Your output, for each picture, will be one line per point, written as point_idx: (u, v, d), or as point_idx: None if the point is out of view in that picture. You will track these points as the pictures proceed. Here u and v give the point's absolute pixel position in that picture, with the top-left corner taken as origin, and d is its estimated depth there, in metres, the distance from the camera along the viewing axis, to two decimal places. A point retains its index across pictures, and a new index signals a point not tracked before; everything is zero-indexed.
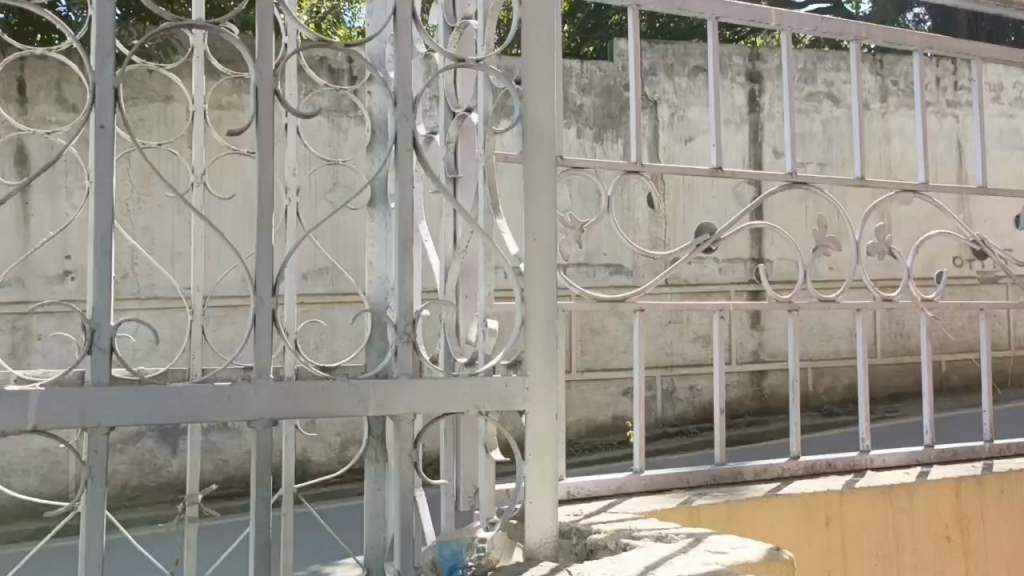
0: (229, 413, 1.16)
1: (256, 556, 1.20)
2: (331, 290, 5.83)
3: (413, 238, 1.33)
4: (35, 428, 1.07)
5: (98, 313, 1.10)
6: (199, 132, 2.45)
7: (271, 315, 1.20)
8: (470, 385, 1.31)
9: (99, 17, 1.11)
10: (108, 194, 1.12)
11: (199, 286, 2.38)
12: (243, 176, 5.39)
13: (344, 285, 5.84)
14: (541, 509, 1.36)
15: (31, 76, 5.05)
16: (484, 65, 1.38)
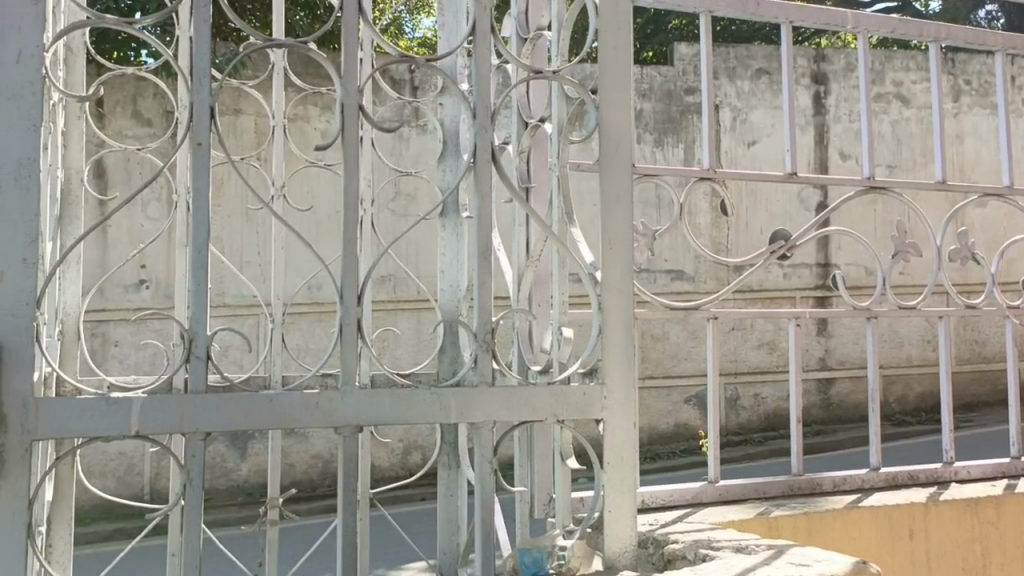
0: (317, 419, 1.19)
1: (343, 556, 1.23)
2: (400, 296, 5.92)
3: (490, 247, 1.34)
4: (137, 434, 1.09)
5: (195, 322, 1.14)
6: (278, 144, 2.53)
7: (355, 324, 1.24)
8: (548, 392, 1.32)
9: (197, 39, 1.17)
10: (205, 208, 1.16)
11: (278, 293, 2.45)
12: (310, 187, 5.51)
13: (410, 292, 5.93)
14: (619, 518, 1.36)
15: (109, 93, 5.25)
16: (560, 76, 1.39)
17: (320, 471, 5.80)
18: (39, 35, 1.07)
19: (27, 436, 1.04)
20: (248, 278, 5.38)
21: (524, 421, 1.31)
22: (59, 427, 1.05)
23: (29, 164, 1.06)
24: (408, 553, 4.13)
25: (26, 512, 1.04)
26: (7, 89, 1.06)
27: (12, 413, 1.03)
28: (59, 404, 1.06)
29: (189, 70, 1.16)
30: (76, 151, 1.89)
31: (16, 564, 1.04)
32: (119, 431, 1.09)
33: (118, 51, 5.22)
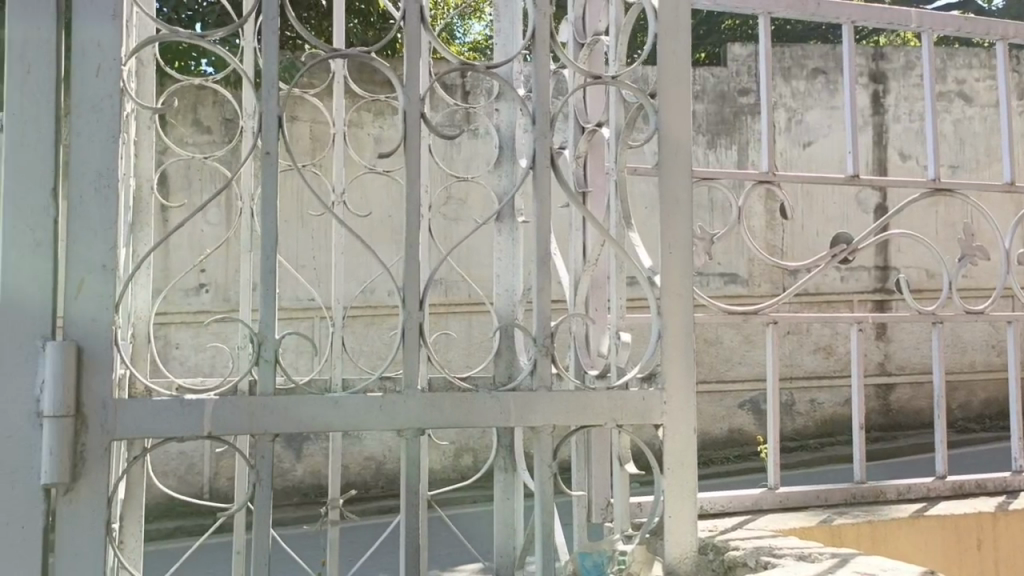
0: (380, 421, 1.22)
1: (405, 556, 1.25)
2: (464, 298, 5.98)
3: (549, 251, 1.35)
4: (209, 434, 1.13)
5: (264, 326, 1.17)
6: (338, 150, 2.58)
7: (417, 328, 1.26)
8: (608, 398, 1.32)
9: (266, 51, 1.20)
10: (274, 216, 1.19)
11: (339, 298, 2.50)
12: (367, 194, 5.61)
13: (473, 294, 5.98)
14: (681, 525, 1.34)
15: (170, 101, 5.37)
16: (619, 80, 1.39)
17: (373, 473, 5.88)
18: (119, 49, 1.11)
19: (106, 437, 1.07)
20: (306, 282, 5.47)
21: (583, 426, 1.32)
22: (135, 429, 1.09)
23: (108, 174, 1.10)
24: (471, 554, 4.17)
25: (105, 510, 1.08)
26: (88, 100, 1.10)
27: (92, 414, 1.07)
28: (134, 407, 1.09)
29: (260, 80, 1.20)
30: (146, 160, 1.96)
31: (95, 561, 1.07)
32: (191, 432, 1.12)
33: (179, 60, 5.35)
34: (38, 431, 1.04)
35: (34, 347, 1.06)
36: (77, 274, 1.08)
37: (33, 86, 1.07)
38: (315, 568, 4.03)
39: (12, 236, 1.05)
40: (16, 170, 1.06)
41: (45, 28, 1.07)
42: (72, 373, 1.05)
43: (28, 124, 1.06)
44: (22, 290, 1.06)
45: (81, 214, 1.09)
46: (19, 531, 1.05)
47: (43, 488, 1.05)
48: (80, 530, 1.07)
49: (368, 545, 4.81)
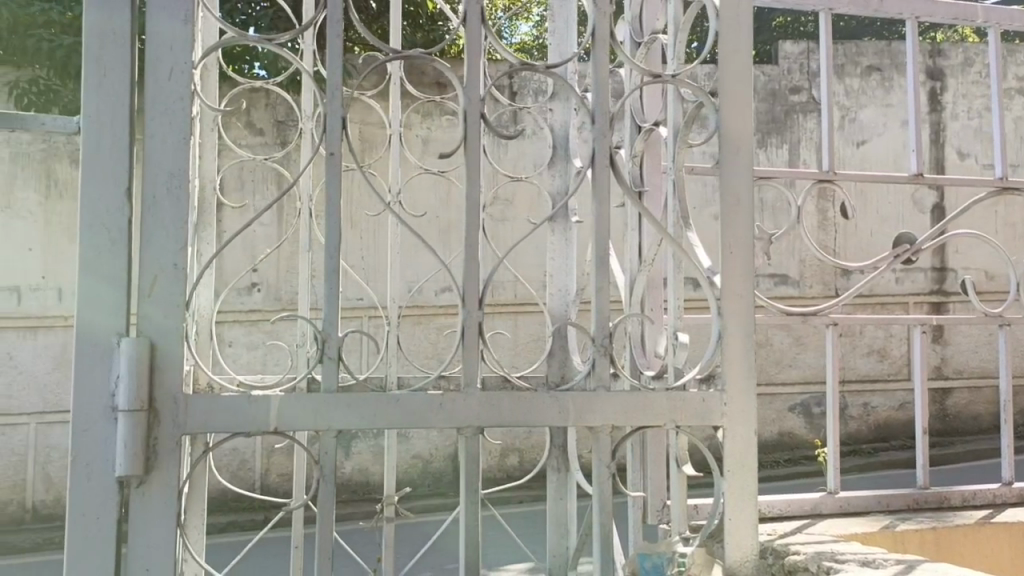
0: (441, 419, 1.23)
1: (465, 554, 1.26)
2: (514, 297, 6.01)
3: (609, 250, 1.34)
4: (275, 430, 1.15)
5: (327, 325, 1.19)
6: (395, 151, 2.61)
7: (476, 327, 1.27)
8: (667, 398, 1.31)
9: (330, 54, 1.22)
10: (337, 216, 1.21)
11: (395, 298, 2.53)
12: (424, 195, 5.69)
13: (525, 293, 6.00)
14: (741, 527, 1.33)
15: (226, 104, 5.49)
16: (680, 79, 1.38)
17: (420, 471, 5.92)
18: (189, 53, 1.14)
19: (177, 432, 1.10)
20: (370, 286, 5.55)
21: (642, 426, 1.31)
22: (205, 424, 1.12)
23: (179, 174, 1.13)
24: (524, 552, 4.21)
25: (177, 503, 1.10)
26: (161, 103, 1.13)
27: (164, 409, 1.10)
28: (204, 401, 1.12)
29: (325, 83, 1.22)
30: (209, 161, 2.00)
31: (167, 554, 1.10)
32: (258, 427, 1.14)
33: (234, 64, 5.46)
34: (113, 425, 1.07)
35: (110, 344, 1.09)
36: (150, 272, 1.11)
37: (109, 89, 1.10)
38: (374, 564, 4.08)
39: (89, 235, 1.09)
40: (93, 171, 1.09)
41: (121, 34, 1.11)
42: (145, 370, 1.08)
43: (104, 127, 1.09)
44: (98, 287, 1.09)
45: (155, 214, 1.12)
46: (94, 522, 1.08)
47: (117, 480, 1.08)
48: (152, 522, 1.09)
49: (423, 541, 4.87)
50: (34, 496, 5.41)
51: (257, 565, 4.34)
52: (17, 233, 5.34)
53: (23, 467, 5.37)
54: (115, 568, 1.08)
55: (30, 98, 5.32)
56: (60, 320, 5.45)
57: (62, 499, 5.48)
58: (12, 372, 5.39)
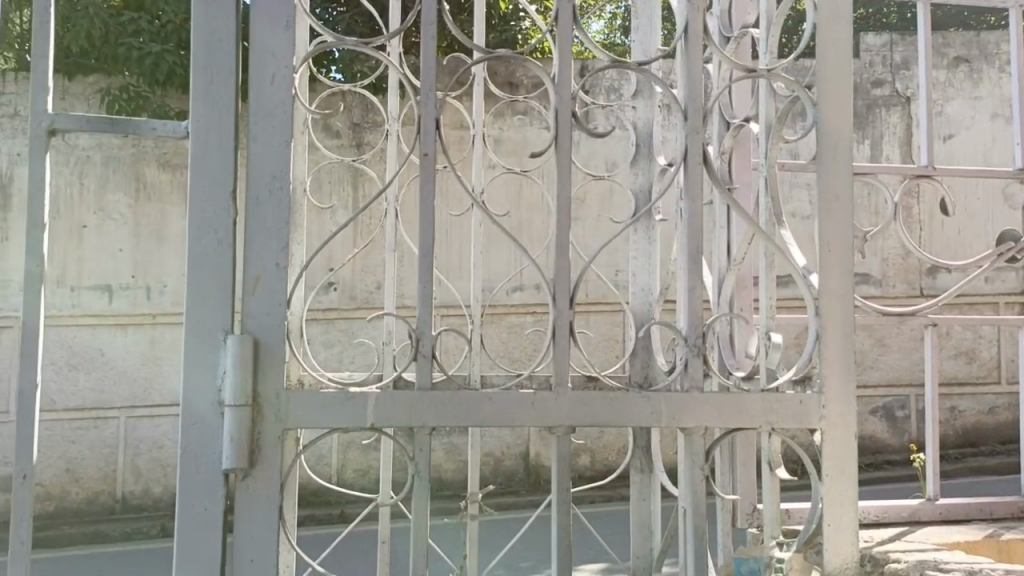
0: (534, 418, 1.23)
1: (558, 553, 1.26)
2: (588, 296, 5.98)
3: (702, 250, 1.32)
4: (372, 426, 1.17)
5: (422, 323, 1.20)
6: (478, 151, 2.63)
7: (568, 326, 1.27)
8: (763, 399, 1.28)
9: (424, 56, 1.24)
10: (430, 215, 1.22)
11: (478, 297, 2.55)
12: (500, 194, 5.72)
13: (599, 292, 5.97)
14: (840, 533, 1.29)
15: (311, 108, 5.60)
16: (776, 73, 1.34)
17: (492, 469, 5.96)
18: (290, 58, 1.17)
19: (279, 427, 1.13)
20: (451, 282, 5.61)
21: (738, 429, 1.29)
22: (306, 420, 1.14)
23: (281, 177, 1.16)
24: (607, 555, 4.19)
25: (279, 498, 1.13)
26: (263, 107, 1.16)
27: (267, 406, 1.13)
28: (304, 398, 1.14)
29: (419, 85, 1.23)
30: (302, 163, 2.05)
31: (269, 546, 1.13)
32: (356, 423, 1.16)
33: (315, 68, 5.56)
34: (220, 420, 1.11)
35: (217, 341, 1.12)
36: (253, 272, 1.14)
37: (215, 94, 1.13)
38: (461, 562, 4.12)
39: (197, 234, 1.12)
40: (200, 172, 1.13)
41: (227, 41, 1.14)
42: (250, 366, 1.11)
43: (211, 132, 1.13)
44: (205, 288, 1.12)
45: (258, 214, 1.15)
46: (202, 514, 1.11)
47: (224, 473, 1.11)
48: (257, 516, 1.13)
49: (507, 540, 4.88)
50: (124, 487, 5.64)
51: (345, 561, 4.40)
52: (108, 234, 5.57)
53: (113, 458, 5.61)
54: (222, 561, 1.12)
55: (121, 105, 5.54)
56: (149, 318, 5.66)
57: (150, 491, 5.69)
58: (104, 367, 5.61)
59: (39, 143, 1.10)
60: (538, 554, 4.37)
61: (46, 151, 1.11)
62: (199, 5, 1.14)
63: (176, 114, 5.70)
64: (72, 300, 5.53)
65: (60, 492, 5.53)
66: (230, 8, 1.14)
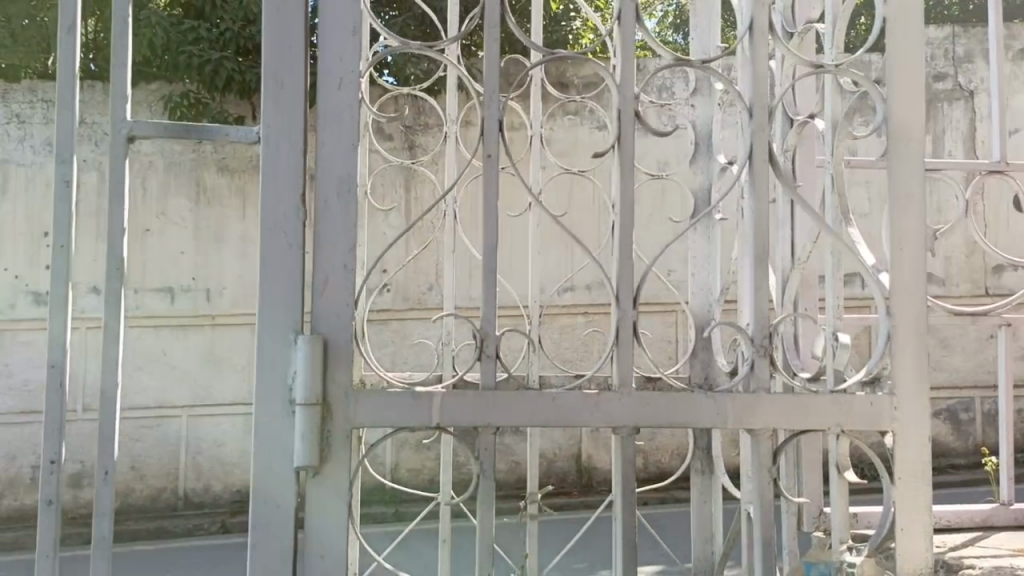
0: (598, 418, 1.22)
1: (623, 552, 1.25)
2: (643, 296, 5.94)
3: (769, 250, 1.29)
4: (438, 425, 1.18)
5: (485, 323, 1.21)
6: (536, 152, 2.64)
7: (631, 325, 1.26)
8: (832, 401, 1.26)
9: (487, 59, 1.24)
10: (495, 215, 1.23)
11: (536, 296, 2.55)
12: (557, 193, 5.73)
13: (653, 292, 5.92)
14: (913, 537, 1.26)
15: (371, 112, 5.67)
16: (845, 69, 1.31)
17: (544, 470, 5.96)
18: (358, 62, 1.18)
19: (348, 425, 1.15)
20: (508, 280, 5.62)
21: (808, 431, 1.27)
22: (372, 419, 1.16)
23: (348, 180, 1.17)
24: (669, 557, 4.17)
25: (348, 495, 1.15)
26: (331, 112, 1.18)
27: (336, 405, 1.15)
28: (372, 398, 1.16)
29: (483, 88, 1.24)
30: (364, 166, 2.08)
31: (340, 541, 1.15)
32: (422, 423, 1.17)
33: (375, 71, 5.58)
34: (291, 419, 1.13)
35: (287, 340, 1.14)
36: (322, 274, 1.16)
37: (284, 100, 1.15)
38: (522, 560, 4.11)
39: (269, 235, 1.15)
40: (272, 176, 1.15)
41: (296, 48, 1.16)
42: (320, 365, 1.13)
43: (280, 138, 1.15)
44: (276, 289, 1.15)
45: (327, 217, 1.17)
46: (275, 511, 1.13)
47: (295, 471, 1.14)
48: (327, 514, 1.15)
49: (569, 540, 4.89)
50: (186, 484, 5.79)
51: (406, 559, 4.44)
52: (170, 237, 5.71)
53: (176, 457, 5.77)
54: (293, 558, 1.14)
55: (182, 110, 5.67)
56: (209, 319, 5.78)
57: (211, 488, 5.83)
58: (166, 367, 5.75)
59: (119, 150, 1.13)
60: (601, 556, 4.37)
61: (126, 157, 1.14)
62: (268, 10, 1.16)
63: (234, 119, 5.83)
64: (136, 301, 5.68)
65: (125, 489, 5.71)
66: (299, 15, 1.16)
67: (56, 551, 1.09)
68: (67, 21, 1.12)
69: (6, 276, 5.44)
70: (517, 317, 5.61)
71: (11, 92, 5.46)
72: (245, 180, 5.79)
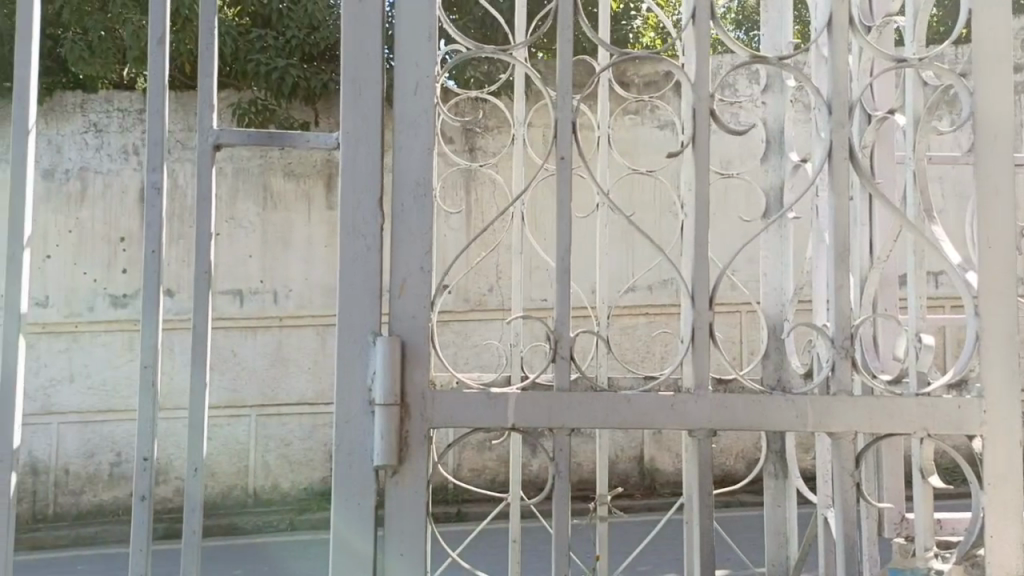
0: (673, 420, 1.21)
1: (701, 556, 1.24)
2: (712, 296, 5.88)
3: (850, 249, 1.26)
4: (513, 426, 1.18)
5: (559, 324, 1.21)
6: (603, 152, 2.62)
7: (707, 326, 1.24)
8: (918, 404, 1.22)
9: (561, 59, 1.24)
10: (568, 216, 1.23)
11: (604, 297, 2.55)
12: (626, 193, 5.70)
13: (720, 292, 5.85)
14: (1003, 545, 1.21)
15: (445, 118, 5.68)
16: (930, 62, 1.26)
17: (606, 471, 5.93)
18: (433, 67, 1.20)
19: (424, 425, 1.17)
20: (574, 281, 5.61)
21: (891, 435, 1.23)
22: (450, 419, 1.17)
23: (424, 184, 1.19)
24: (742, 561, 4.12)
25: (425, 494, 1.17)
26: (407, 117, 1.19)
27: (413, 405, 1.16)
28: (446, 398, 1.17)
29: (556, 90, 1.24)
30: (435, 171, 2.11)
31: (418, 539, 1.17)
32: (498, 424, 1.18)
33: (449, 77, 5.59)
34: (370, 418, 1.15)
35: (366, 341, 1.16)
36: (399, 278, 1.18)
37: (362, 106, 1.17)
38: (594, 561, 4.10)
39: (349, 239, 1.17)
40: (351, 181, 1.17)
41: (372, 53, 1.18)
42: (398, 366, 1.15)
43: (357, 142, 1.17)
44: (355, 292, 1.17)
45: (403, 220, 1.19)
46: (355, 508, 1.15)
47: (374, 470, 1.15)
48: (406, 513, 1.16)
49: (637, 542, 4.86)
50: (255, 481, 5.93)
51: (478, 559, 4.48)
52: (239, 241, 5.84)
53: (246, 454, 5.91)
54: (374, 556, 1.16)
55: (250, 117, 5.80)
56: (276, 320, 5.92)
57: (279, 486, 5.96)
58: (235, 367, 5.89)
59: (206, 158, 1.17)
60: (670, 559, 4.33)
61: (212, 165, 1.17)
62: (347, 18, 1.18)
63: (300, 124, 5.95)
64: None
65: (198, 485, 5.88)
66: (376, 21, 1.18)
67: (148, 545, 1.13)
68: (156, 34, 1.16)
69: (85, 280, 5.65)
70: (585, 318, 5.59)
71: (89, 103, 5.69)
72: (311, 184, 5.89)
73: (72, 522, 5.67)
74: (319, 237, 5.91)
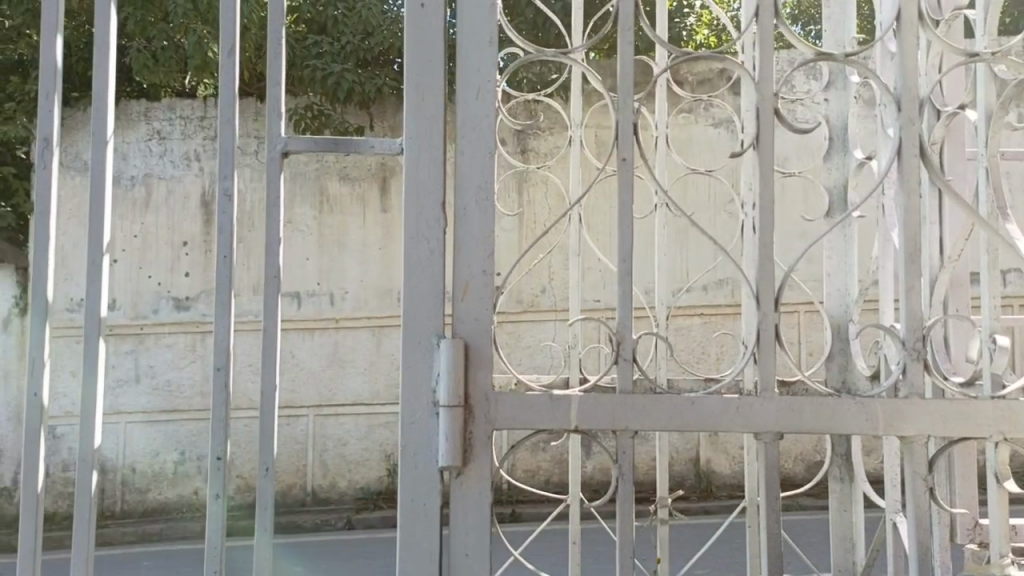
0: (739, 422, 1.20)
1: (767, 560, 1.22)
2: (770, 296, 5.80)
3: (921, 248, 1.23)
4: (576, 427, 1.18)
5: (622, 326, 1.20)
6: (659, 151, 2.61)
7: (772, 327, 1.22)
8: (993, 407, 1.19)
9: (622, 60, 1.24)
10: (630, 216, 1.23)
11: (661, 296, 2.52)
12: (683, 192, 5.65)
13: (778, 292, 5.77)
14: None
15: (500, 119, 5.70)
16: (1004, 58, 1.22)
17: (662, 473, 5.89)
18: (493, 70, 1.20)
19: (488, 427, 1.17)
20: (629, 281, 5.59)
21: (965, 439, 1.20)
22: (514, 420, 1.18)
23: (487, 188, 1.20)
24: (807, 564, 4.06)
25: (490, 495, 1.18)
26: (469, 121, 1.20)
27: (477, 407, 1.17)
28: (510, 400, 1.18)
29: (617, 92, 1.23)
30: None
31: (483, 538, 1.17)
32: (561, 425, 1.18)
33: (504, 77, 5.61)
34: (436, 419, 1.16)
35: (430, 343, 1.18)
36: (462, 280, 1.19)
37: (425, 110, 1.19)
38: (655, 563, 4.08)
39: (413, 243, 1.18)
40: (414, 185, 1.19)
41: (434, 59, 1.19)
42: (462, 368, 1.16)
43: (421, 147, 1.19)
44: (420, 294, 1.18)
45: (466, 224, 1.20)
46: (421, 509, 1.17)
47: (440, 470, 1.17)
48: (470, 513, 1.17)
49: (697, 545, 4.82)
50: (313, 480, 6.02)
51: (537, 560, 4.49)
52: (296, 244, 5.94)
53: (304, 453, 6.00)
54: (439, 555, 1.17)
55: (307, 121, 5.88)
56: (333, 321, 6.01)
57: (336, 485, 6.05)
58: (294, 368, 6.01)
59: (274, 165, 1.19)
60: (729, 563, 4.27)
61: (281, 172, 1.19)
62: (409, 24, 1.20)
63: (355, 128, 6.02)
64: None
65: None
66: (438, 27, 1.20)
67: (221, 542, 1.16)
68: (227, 45, 1.19)
69: (150, 283, 5.82)
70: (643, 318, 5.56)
71: (153, 111, 5.86)
72: (366, 187, 5.97)
73: (138, 520, 5.83)
74: (373, 239, 5.99)
